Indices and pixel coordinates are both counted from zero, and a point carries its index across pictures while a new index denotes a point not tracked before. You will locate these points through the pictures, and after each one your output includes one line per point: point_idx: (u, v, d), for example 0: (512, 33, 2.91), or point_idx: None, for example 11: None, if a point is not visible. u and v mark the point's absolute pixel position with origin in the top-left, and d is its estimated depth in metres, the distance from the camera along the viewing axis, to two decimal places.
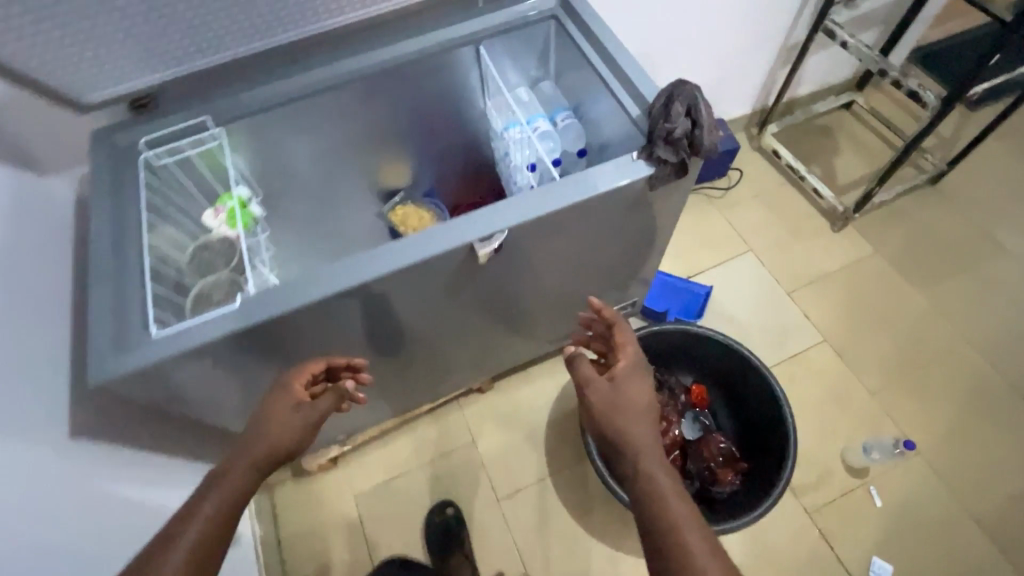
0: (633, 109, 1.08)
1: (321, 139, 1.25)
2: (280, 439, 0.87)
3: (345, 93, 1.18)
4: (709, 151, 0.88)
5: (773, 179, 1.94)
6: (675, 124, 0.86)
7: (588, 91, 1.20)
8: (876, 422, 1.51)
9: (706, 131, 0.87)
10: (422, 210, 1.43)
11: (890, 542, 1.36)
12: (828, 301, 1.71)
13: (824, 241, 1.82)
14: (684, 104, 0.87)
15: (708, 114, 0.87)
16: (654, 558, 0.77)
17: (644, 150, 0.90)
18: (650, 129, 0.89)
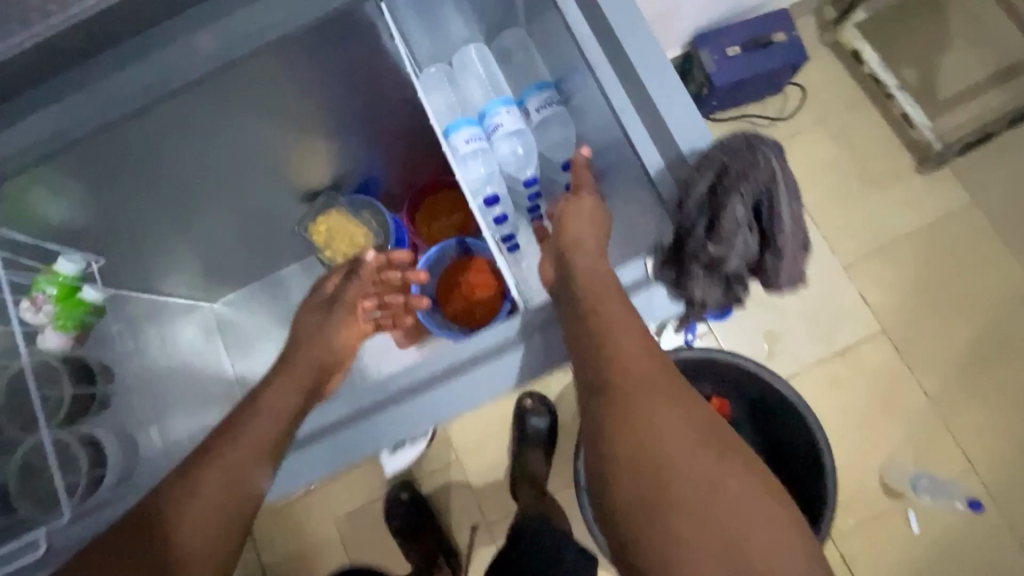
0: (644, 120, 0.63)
1: (189, 159, 0.86)
2: (320, 349, 0.80)
3: (203, 97, 0.77)
4: (773, 281, 0.61)
5: (845, 95, 1.41)
6: (730, 240, 0.58)
7: (569, 63, 0.72)
8: (929, 433, 1.27)
9: (775, 255, 0.60)
10: (352, 223, 1.06)
11: (922, 570, 1.23)
12: (896, 275, 1.34)
13: (905, 189, 1.37)
14: (746, 205, 0.57)
15: (785, 227, 0.59)
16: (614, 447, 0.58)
17: (668, 267, 0.61)
18: (676, 239, 0.60)
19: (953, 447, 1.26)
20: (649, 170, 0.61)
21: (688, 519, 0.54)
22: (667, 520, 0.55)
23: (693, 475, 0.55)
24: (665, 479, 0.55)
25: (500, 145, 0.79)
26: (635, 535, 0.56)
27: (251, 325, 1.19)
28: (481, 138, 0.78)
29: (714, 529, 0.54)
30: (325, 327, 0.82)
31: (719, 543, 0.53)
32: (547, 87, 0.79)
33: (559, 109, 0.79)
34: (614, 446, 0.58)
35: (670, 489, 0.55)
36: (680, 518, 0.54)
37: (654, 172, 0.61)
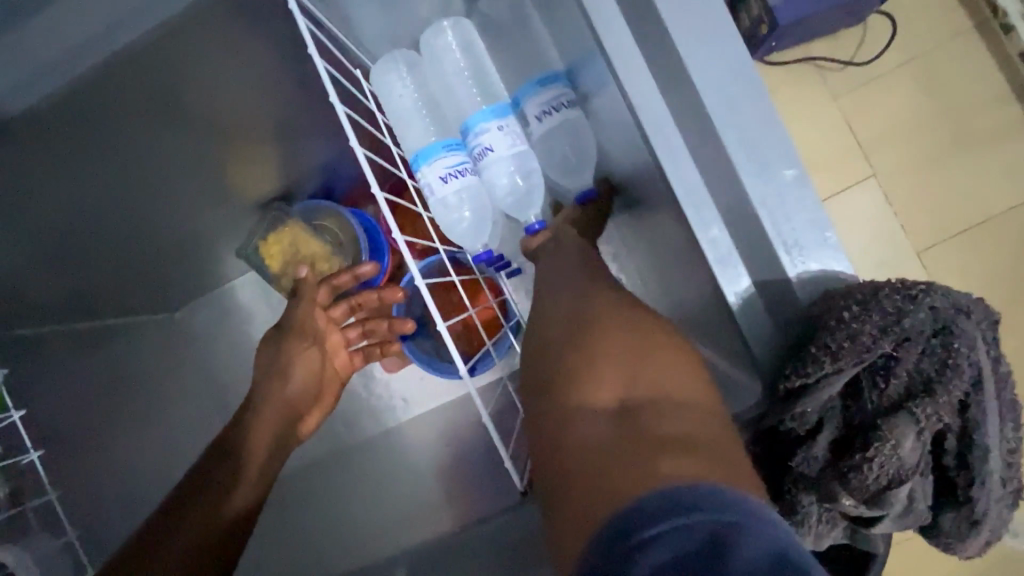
0: (699, 181, 0.45)
1: (89, 176, 0.65)
2: (294, 397, 0.71)
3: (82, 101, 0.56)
4: (940, 537, 0.43)
5: (943, 23, 1.09)
6: (884, 483, 0.38)
7: (589, 69, 0.52)
8: None
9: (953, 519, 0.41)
10: (312, 239, 0.85)
11: None
12: (989, 258, 1.08)
13: (1009, 151, 1.08)
14: (923, 440, 0.38)
15: (996, 481, 0.39)
16: (557, 361, 0.47)
17: (773, 472, 0.44)
18: (790, 437, 0.42)
19: None
20: (726, 293, 0.44)
21: (591, 357, 0.45)
22: (573, 376, 0.45)
23: (620, 338, 0.46)
24: (582, 334, 0.47)
25: (493, 175, 0.57)
26: (543, 400, 0.47)
27: (214, 345, 0.97)
28: (465, 170, 0.55)
29: (617, 374, 0.44)
30: (280, 360, 0.70)
31: (619, 388, 0.43)
32: (554, 84, 0.56)
33: (571, 115, 0.57)
34: (542, 312, 0.52)
35: (582, 325, 0.48)
36: (584, 354, 0.46)
37: (738, 301, 0.44)
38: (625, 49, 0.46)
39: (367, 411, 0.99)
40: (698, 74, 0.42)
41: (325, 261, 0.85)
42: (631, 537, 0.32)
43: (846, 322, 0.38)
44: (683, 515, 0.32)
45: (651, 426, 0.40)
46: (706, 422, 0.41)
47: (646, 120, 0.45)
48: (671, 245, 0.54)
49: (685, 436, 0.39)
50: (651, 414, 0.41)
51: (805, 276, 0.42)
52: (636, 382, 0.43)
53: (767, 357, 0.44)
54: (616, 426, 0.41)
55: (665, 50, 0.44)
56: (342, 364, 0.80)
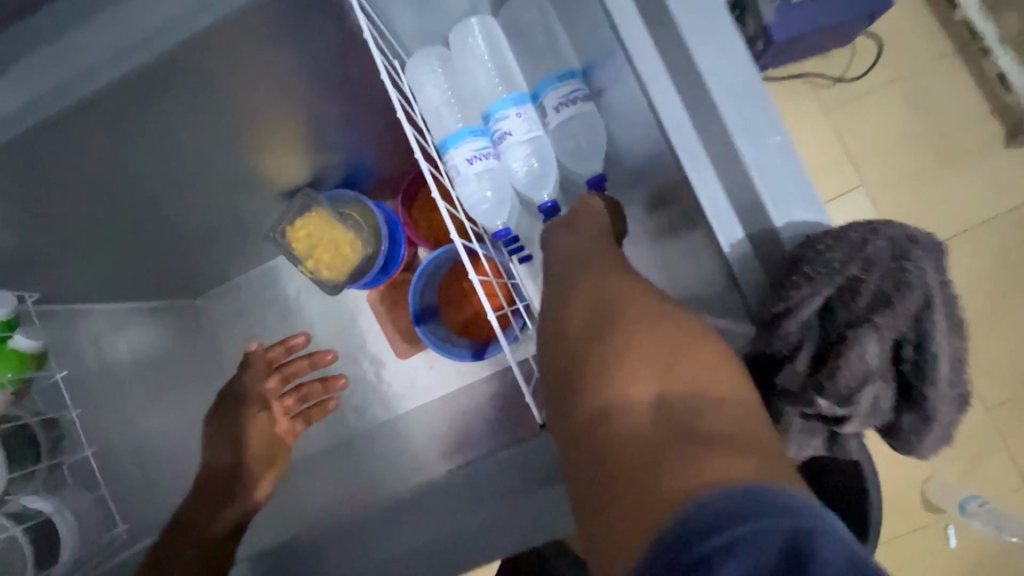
0: (705, 162, 0.50)
1: (137, 165, 0.71)
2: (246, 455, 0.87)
3: (140, 97, 0.62)
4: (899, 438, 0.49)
5: (925, 48, 1.17)
6: (853, 385, 0.44)
7: (605, 62, 0.58)
8: (990, 458, 1.13)
9: (910, 421, 0.47)
10: (336, 225, 0.90)
11: None
12: (966, 268, 1.15)
13: (989, 166, 1.15)
14: (882, 352, 0.44)
15: (947, 381, 0.45)
16: (594, 350, 0.49)
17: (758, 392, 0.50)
18: (774, 361, 0.47)
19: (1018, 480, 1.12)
20: (723, 245, 0.48)
21: (627, 347, 0.47)
22: (609, 383, 0.47)
23: (648, 342, 0.47)
24: (612, 340, 0.49)
25: (510, 158, 0.62)
26: (579, 409, 0.48)
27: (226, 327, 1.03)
28: (487, 154, 0.61)
29: (657, 365, 0.46)
30: (235, 427, 0.88)
31: (659, 377, 0.45)
32: (571, 79, 0.63)
33: (585, 107, 0.64)
34: (566, 316, 0.53)
35: (617, 316, 0.50)
36: (620, 344, 0.48)
37: (730, 251, 0.48)
38: (640, 46, 0.52)
39: (377, 398, 1.04)
40: (704, 67, 0.48)
41: (348, 245, 0.91)
42: (702, 544, 0.34)
43: (820, 252, 0.43)
44: (751, 520, 0.34)
45: (697, 421, 0.42)
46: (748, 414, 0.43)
47: (655, 107, 0.51)
48: (673, 225, 0.60)
49: (727, 430, 0.41)
50: (693, 410, 0.43)
51: (790, 234, 0.47)
52: (675, 371, 0.45)
53: (752, 296, 0.49)
54: (663, 418, 0.42)
55: (676, 46, 0.50)
56: (290, 430, 0.94)
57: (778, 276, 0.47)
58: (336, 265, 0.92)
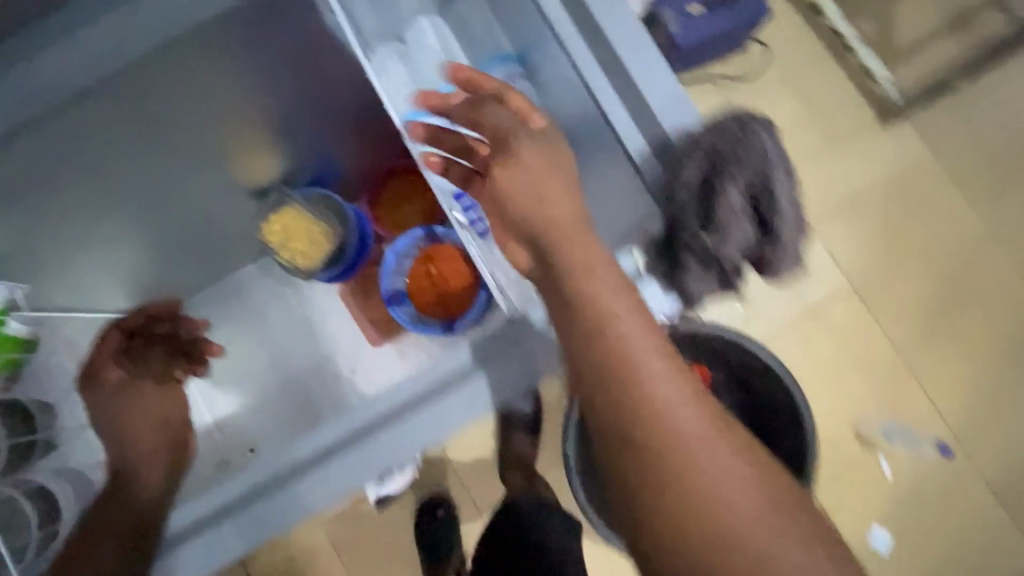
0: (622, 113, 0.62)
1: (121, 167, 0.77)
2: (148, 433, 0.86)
3: (129, 99, 0.69)
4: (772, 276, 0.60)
5: (807, 49, 1.38)
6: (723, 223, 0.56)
7: (540, 44, 0.70)
8: (905, 392, 1.30)
9: (777, 255, 0.58)
10: (308, 218, 0.98)
11: (900, 516, 1.28)
12: (861, 231, 1.35)
13: (869, 143, 1.36)
14: (742, 198, 0.56)
15: (793, 218, 0.57)
16: (629, 431, 0.55)
17: (661, 254, 0.60)
18: (671, 221, 0.58)
19: (929, 409, 1.30)
20: (633, 154, 0.61)
21: (659, 432, 0.54)
22: (662, 498, 0.53)
23: (675, 422, 0.54)
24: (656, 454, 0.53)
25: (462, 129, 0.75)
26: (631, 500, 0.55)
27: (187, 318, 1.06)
28: (441, 126, 0.76)
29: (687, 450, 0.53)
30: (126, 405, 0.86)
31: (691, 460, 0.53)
32: (509, 62, 0.75)
33: (523, 85, 0.75)
34: (619, 421, 0.55)
35: (643, 397, 0.54)
36: (653, 428, 0.54)
37: (639, 158, 0.61)
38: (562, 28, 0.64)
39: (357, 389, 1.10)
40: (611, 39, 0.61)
41: (320, 232, 0.99)
42: None
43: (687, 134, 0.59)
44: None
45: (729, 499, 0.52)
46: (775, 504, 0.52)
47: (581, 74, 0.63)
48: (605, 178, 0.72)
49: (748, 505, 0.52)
50: (720, 484, 0.52)
51: (679, 137, 0.59)
52: (702, 454, 0.53)
53: (653, 181, 0.60)
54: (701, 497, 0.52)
55: (589, 26, 0.63)
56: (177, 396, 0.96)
57: (668, 162, 0.59)
58: (312, 254, 0.99)
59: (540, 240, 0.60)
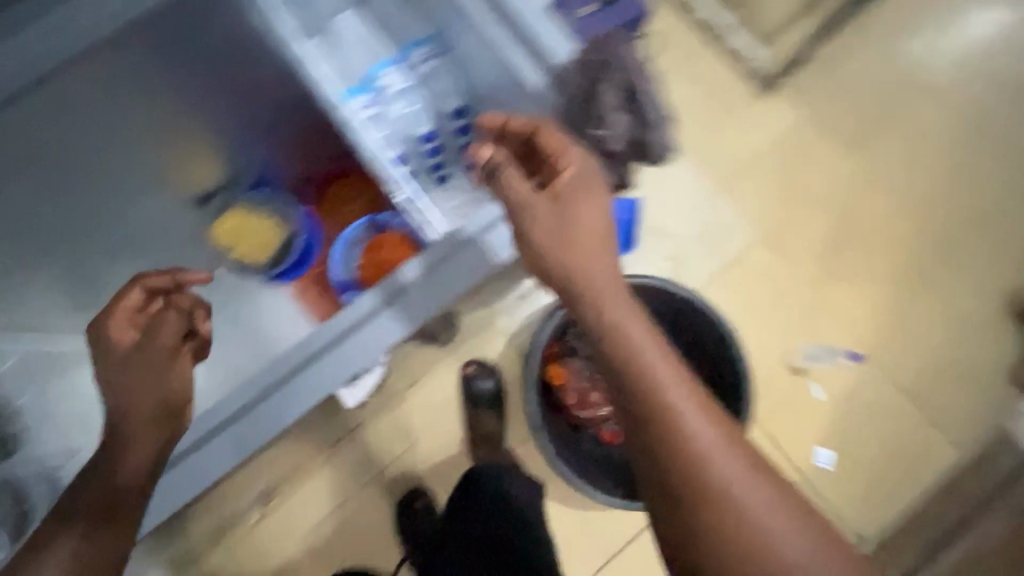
0: (527, 67, 0.73)
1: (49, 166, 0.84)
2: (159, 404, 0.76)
3: (48, 101, 0.76)
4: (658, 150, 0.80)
5: (689, 40, 1.58)
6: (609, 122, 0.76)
7: (450, 21, 0.79)
8: (820, 323, 1.47)
9: (656, 130, 0.78)
10: (257, 218, 1.02)
11: (837, 435, 1.42)
12: (759, 189, 1.54)
13: (753, 113, 1.56)
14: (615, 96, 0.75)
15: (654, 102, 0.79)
16: (663, 451, 0.68)
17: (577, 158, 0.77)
18: (578, 131, 0.76)
19: (842, 334, 1.46)
20: (535, 88, 0.73)
21: (686, 454, 0.68)
22: (703, 507, 0.66)
23: (698, 449, 0.68)
24: (700, 476, 0.67)
25: None
26: (669, 509, 0.69)
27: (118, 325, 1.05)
28: (374, 102, 0.84)
29: (711, 468, 0.67)
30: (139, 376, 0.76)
31: (715, 477, 0.67)
32: (427, 44, 0.85)
33: (443, 61, 0.84)
34: (656, 447, 0.68)
35: (675, 429, 0.68)
36: (680, 449, 0.68)
37: (540, 90, 0.73)
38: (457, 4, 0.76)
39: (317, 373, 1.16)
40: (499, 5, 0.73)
41: (270, 230, 1.05)
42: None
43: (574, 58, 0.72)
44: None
45: (742, 509, 0.66)
46: (790, 518, 0.67)
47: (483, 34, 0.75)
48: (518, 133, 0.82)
49: (756, 519, 0.66)
50: (733, 499, 0.66)
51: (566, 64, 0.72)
52: (723, 471, 0.67)
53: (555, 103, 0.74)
54: (722, 510, 0.66)
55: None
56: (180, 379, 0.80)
57: (563, 84, 0.72)
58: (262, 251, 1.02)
59: (574, 290, 0.73)
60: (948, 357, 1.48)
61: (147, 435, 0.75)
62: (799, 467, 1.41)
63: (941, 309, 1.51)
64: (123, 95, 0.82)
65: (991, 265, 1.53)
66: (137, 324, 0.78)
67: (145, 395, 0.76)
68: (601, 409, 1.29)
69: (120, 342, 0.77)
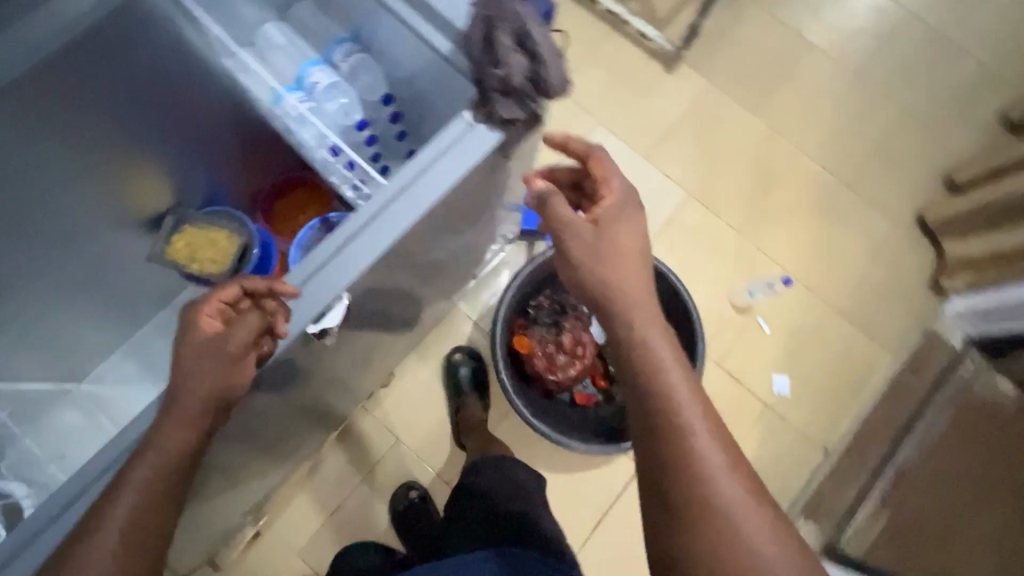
0: (435, 38, 0.79)
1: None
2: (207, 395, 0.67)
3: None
4: (559, 89, 0.71)
5: (595, 32, 1.74)
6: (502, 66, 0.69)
7: (363, 14, 0.86)
8: (755, 264, 1.60)
9: (551, 66, 0.70)
10: (210, 231, 1.06)
11: (788, 362, 1.54)
12: (681, 153, 1.68)
13: (664, 87, 1.72)
14: (510, 32, 0.69)
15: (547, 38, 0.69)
16: (660, 451, 0.66)
17: (479, 109, 0.73)
18: (477, 80, 0.72)
19: (776, 270, 1.60)
20: (446, 54, 0.79)
21: (681, 462, 0.64)
22: (699, 527, 0.62)
23: (699, 459, 0.64)
24: (697, 490, 0.63)
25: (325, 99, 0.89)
26: (659, 522, 0.65)
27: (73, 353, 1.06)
28: (305, 99, 0.89)
29: (709, 486, 0.63)
30: (203, 368, 0.67)
31: (711, 494, 0.63)
32: (346, 42, 0.91)
33: (362, 56, 0.91)
34: (654, 447, 0.66)
35: (675, 438, 0.65)
36: (675, 458, 0.65)
37: (450, 54, 0.78)
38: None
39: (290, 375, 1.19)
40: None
41: (225, 239, 1.06)
42: None
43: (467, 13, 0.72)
44: None
45: (731, 537, 0.61)
46: (786, 558, 0.61)
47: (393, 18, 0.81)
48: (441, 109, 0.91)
49: (747, 551, 0.60)
50: (723, 523, 0.62)
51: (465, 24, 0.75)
52: (720, 490, 0.63)
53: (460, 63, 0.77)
54: (711, 533, 0.62)
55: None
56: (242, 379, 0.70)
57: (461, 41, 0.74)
58: (218, 258, 1.05)
59: (598, 301, 0.74)
60: (872, 276, 1.63)
61: (195, 418, 0.67)
62: (760, 396, 1.52)
63: (858, 235, 1.67)
64: (62, 125, 0.87)
65: (893, 191, 1.71)
66: (225, 315, 0.69)
67: (209, 385, 0.67)
68: (569, 371, 1.36)
69: (206, 331, 0.68)
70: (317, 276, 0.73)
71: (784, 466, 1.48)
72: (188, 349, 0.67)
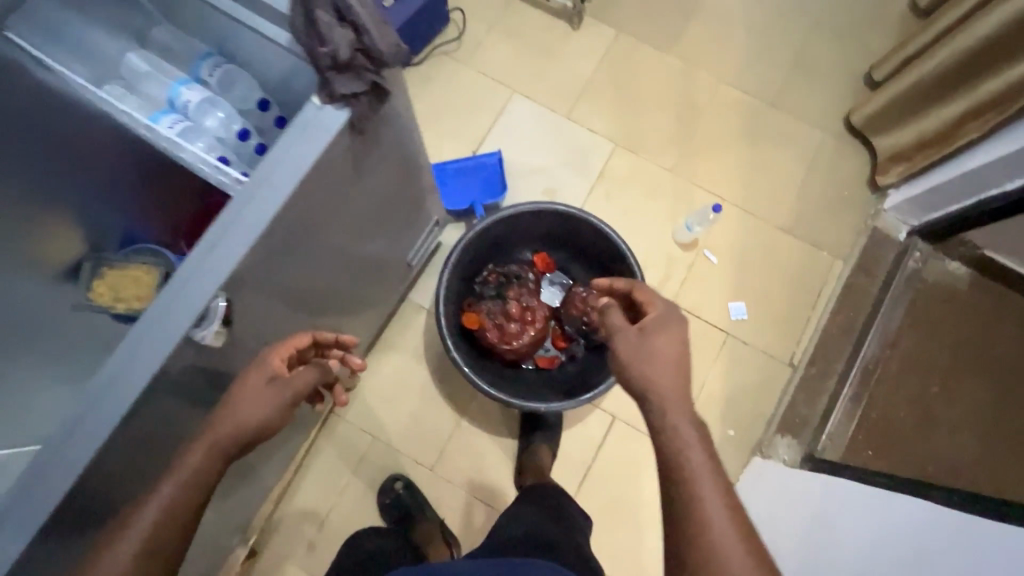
0: (276, 33, 0.82)
1: None
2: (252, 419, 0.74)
3: None
4: (389, 55, 0.75)
5: (494, 3, 1.73)
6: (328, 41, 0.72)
7: (213, 25, 0.88)
8: (692, 199, 1.61)
9: (376, 33, 0.73)
10: (127, 270, 1.07)
11: (741, 288, 1.56)
12: (602, 105, 1.68)
13: (572, 43, 1.72)
14: (328, 6, 0.71)
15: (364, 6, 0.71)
16: (677, 522, 0.65)
17: (323, 91, 0.77)
18: (311, 59, 0.74)
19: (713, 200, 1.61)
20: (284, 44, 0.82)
21: (699, 541, 0.63)
22: None
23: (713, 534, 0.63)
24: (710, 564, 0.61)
25: (201, 117, 0.90)
26: None
27: (24, 415, 1.08)
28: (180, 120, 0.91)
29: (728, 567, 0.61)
30: (262, 397, 0.75)
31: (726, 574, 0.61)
32: (210, 56, 0.92)
33: (228, 67, 0.92)
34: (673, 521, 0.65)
35: (695, 519, 0.63)
36: (692, 537, 0.63)
37: (289, 44, 0.82)
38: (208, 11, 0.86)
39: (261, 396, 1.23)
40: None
41: (145, 274, 1.06)
42: None
43: None
44: None
45: None
46: None
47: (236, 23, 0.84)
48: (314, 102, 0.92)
49: None
50: None
51: None
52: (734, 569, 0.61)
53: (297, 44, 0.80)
54: None
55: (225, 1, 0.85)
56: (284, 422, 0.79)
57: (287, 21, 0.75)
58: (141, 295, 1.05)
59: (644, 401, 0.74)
60: (810, 188, 1.64)
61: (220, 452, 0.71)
62: (720, 326, 1.54)
63: (791, 150, 1.67)
64: None
65: (818, 100, 1.71)
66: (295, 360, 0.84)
67: (264, 411, 0.75)
68: (523, 338, 1.37)
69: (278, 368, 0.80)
70: (199, 266, 0.75)
71: (754, 388, 1.50)
72: (250, 381, 0.77)
